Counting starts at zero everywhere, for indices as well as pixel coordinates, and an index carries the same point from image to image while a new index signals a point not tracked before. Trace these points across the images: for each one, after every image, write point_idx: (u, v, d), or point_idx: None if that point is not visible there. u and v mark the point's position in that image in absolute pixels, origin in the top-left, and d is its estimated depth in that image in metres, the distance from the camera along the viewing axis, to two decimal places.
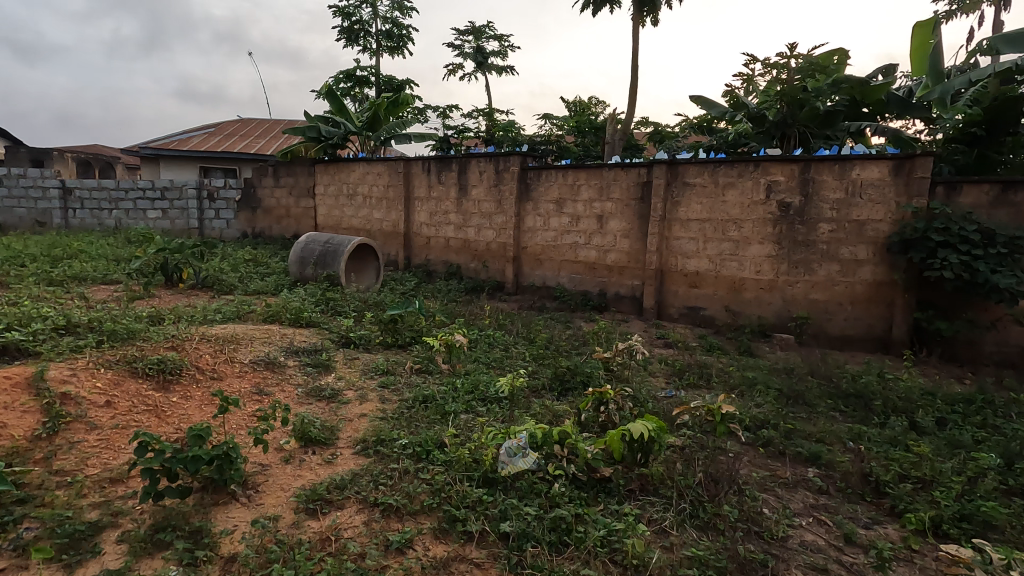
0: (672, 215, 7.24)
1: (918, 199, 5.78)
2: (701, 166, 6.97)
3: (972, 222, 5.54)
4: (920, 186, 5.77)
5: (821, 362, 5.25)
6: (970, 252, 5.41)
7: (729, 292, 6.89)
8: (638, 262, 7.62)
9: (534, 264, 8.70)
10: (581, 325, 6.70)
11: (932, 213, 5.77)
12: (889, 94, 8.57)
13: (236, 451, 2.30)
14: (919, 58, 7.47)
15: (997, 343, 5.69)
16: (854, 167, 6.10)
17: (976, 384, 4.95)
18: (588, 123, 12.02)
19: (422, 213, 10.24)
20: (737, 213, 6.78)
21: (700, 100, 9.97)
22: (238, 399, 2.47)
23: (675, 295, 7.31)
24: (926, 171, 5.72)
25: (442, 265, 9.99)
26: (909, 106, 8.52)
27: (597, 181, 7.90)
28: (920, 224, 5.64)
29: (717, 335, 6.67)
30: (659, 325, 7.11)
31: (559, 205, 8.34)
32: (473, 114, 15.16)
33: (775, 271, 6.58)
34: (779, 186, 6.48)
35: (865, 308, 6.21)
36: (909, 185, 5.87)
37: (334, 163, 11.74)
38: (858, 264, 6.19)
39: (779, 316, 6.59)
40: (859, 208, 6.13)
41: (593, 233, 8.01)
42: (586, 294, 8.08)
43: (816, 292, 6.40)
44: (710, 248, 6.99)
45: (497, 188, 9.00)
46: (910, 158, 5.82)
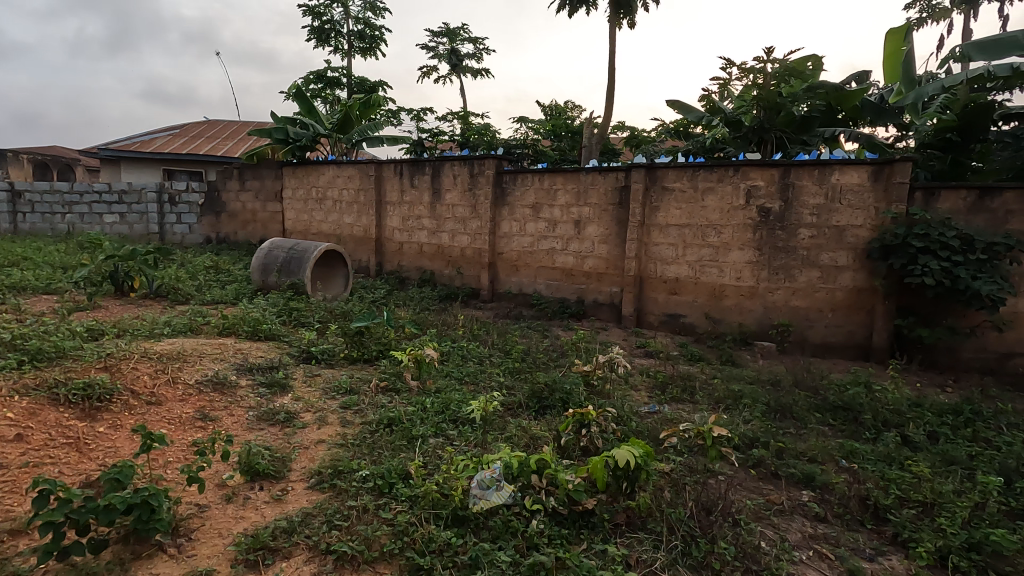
0: (651, 220, 7.07)
1: (898, 205, 5.71)
2: (680, 170, 6.83)
3: (951, 228, 5.48)
4: (899, 191, 5.70)
5: (805, 371, 5.11)
6: (950, 258, 5.34)
7: (709, 299, 6.74)
8: (616, 268, 7.43)
9: (510, 271, 8.45)
10: (559, 334, 6.47)
11: (911, 218, 5.71)
12: (863, 99, 8.58)
13: (160, 497, 1.97)
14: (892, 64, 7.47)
15: (976, 349, 5.65)
16: (834, 172, 6.01)
17: (960, 394, 4.86)
18: (564, 127, 11.86)
19: (394, 218, 9.91)
20: (717, 218, 6.65)
21: (677, 105, 9.88)
22: (165, 435, 2.12)
23: (655, 302, 7.13)
24: (904, 177, 5.65)
25: (415, 271, 9.67)
26: (882, 112, 8.53)
27: (574, 185, 7.70)
28: (900, 230, 5.57)
29: (697, 344, 6.51)
30: (638, 333, 6.92)
31: (535, 210, 8.12)
32: (447, 118, 14.87)
33: (755, 277, 6.45)
34: (759, 191, 6.36)
35: (845, 315, 6.12)
36: (888, 191, 5.80)
37: (303, 166, 11.32)
38: (838, 270, 6.10)
39: (760, 323, 6.46)
40: (839, 213, 6.05)
41: (570, 238, 7.81)
42: (564, 301, 7.86)
43: (797, 299, 6.29)
44: (690, 254, 6.84)
45: (472, 192, 8.73)
46: (889, 163, 5.74)
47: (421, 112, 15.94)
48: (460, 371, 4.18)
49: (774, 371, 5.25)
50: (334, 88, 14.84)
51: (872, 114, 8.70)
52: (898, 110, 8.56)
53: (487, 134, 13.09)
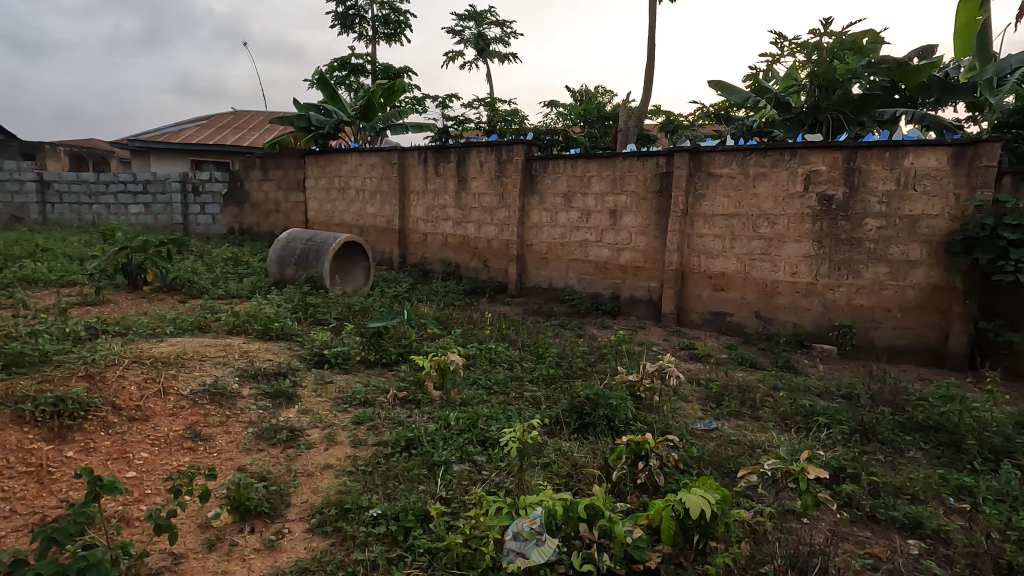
0: (695, 209, 6.48)
1: (984, 191, 5.01)
2: (728, 154, 6.21)
3: None
4: (986, 176, 4.99)
5: (877, 381, 4.50)
6: None
7: (759, 297, 6.14)
8: (655, 262, 6.86)
9: (539, 264, 7.95)
10: (595, 334, 5.97)
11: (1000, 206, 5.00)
12: (931, 76, 7.65)
13: (101, 568, 1.59)
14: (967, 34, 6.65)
15: None
16: (907, 154, 5.33)
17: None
18: (595, 112, 11.24)
19: (418, 208, 9.49)
20: (770, 207, 6.02)
21: (719, 86, 9.07)
22: (118, 484, 1.72)
23: (698, 299, 6.55)
24: (993, 159, 4.94)
25: (439, 264, 9.25)
26: (952, 89, 7.66)
27: (609, 172, 7.14)
28: (988, 220, 4.88)
29: (747, 346, 5.92)
30: (680, 333, 6.37)
31: (566, 199, 7.59)
32: (473, 104, 14.37)
33: (813, 273, 5.82)
34: (819, 176, 5.71)
35: (917, 316, 5.46)
36: (972, 175, 5.10)
37: (325, 155, 10.99)
38: (910, 266, 5.43)
39: (817, 324, 5.83)
40: (912, 201, 5.37)
41: (605, 230, 7.26)
42: (597, 297, 7.33)
43: (861, 297, 5.64)
44: (738, 247, 6.24)
45: (499, 181, 8.25)
46: (974, 144, 5.04)
47: (446, 99, 15.46)
48: (487, 380, 3.72)
49: (840, 380, 4.66)
50: (357, 75, 14.47)
51: (941, 92, 7.76)
52: (970, 87, 7.68)
53: (514, 121, 12.54)
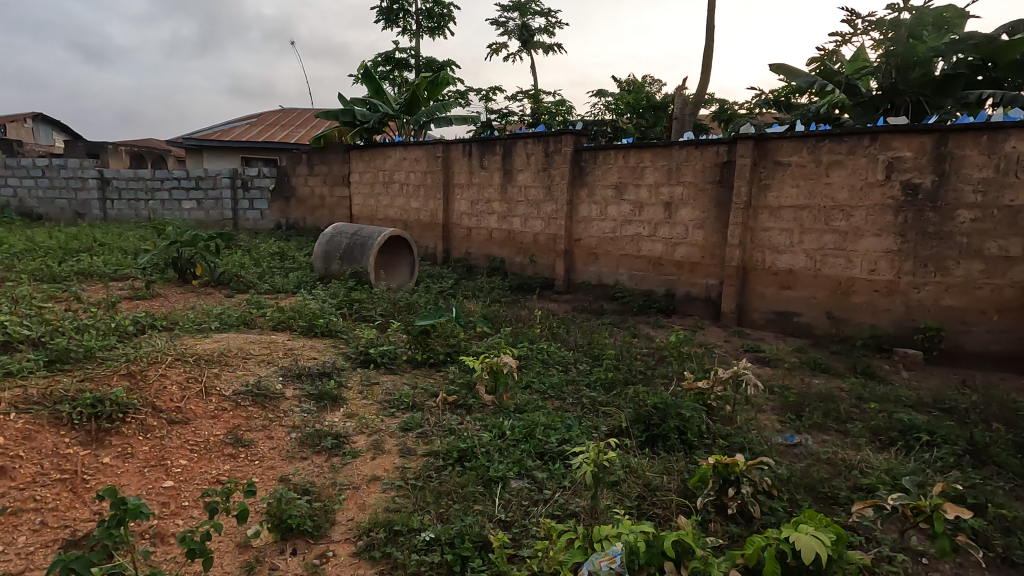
0: (759, 201, 6.03)
1: None
2: (797, 141, 5.73)
3: None
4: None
5: (977, 392, 4.00)
6: None
7: (832, 296, 5.65)
8: (714, 257, 6.44)
9: (587, 259, 7.64)
10: (650, 335, 5.63)
11: None
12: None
13: None
14: None
15: None
16: (1009, 137, 4.74)
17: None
18: (645, 101, 10.80)
19: (462, 202, 9.30)
20: (845, 198, 5.51)
21: (781, 70, 8.75)
22: (145, 509, 1.67)
23: (761, 298, 6.11)
24: None
25: (484, 259, 9.04)
26: None
27: (664, 162, 6.75)
28: None
29: (818, 349, 5.46)
30: (742, 334, 5.94)
31: (617, 191, 7.24)
32: (517, 97, 14.10)
33: (894, 270, 5.29)
34: (903, 163, 5.18)
35: (1018, 319, 4.87)
36: None
37: (370, 149, 10.94)
38: (1010, 263, 4.85)
39: (899, 326, 5.30)
40: (1014, 190, 4.78)
41: (659, 223, 6.88)
42: (650, 294, 6.96)
43: (951, 297, 5.08)
44: (808, 241, 5.76)
45: (547, 173, 7.96)
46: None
47: (489, 93, 15.26)
48: (542, 385, 3.47)
49: (932, 391, 4.18)
50: (401, 70, 14.41)
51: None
52: None
53: (560, 113, 12.20)
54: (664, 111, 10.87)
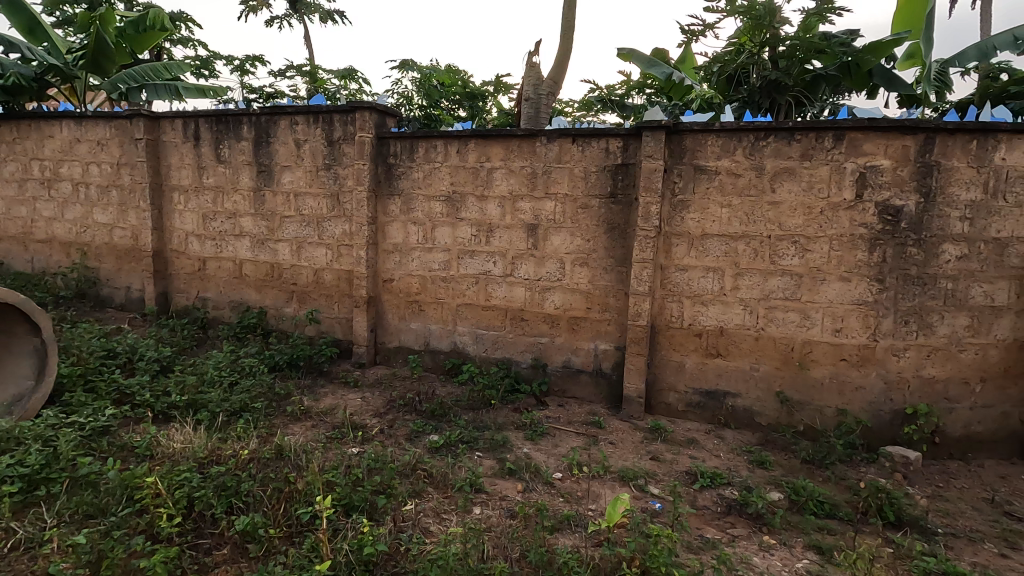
0: (672, 227, 3.99)
1: None
2: (728, 137, 3.81)
3: None
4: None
5: None
6: None
7: (781, 368, 3.86)
8: (605, 309, 4.24)
9: (405, 312, 4.86)
10: (542, 472, 3.17)
11: None
12: (881, 60, 5.74)
13: None
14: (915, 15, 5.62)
15: None
16: (999, 146, 3.53)
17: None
18: (461, 86, 8.43)
19: (188, 215, 5.68)
20: (798, 225, 3.73)
21: (631, 57, 7.20)
22: None
23: (679, 372, 4.09)
24: None
25: (229, 307, 5.58)
26: (893, 83, 5.90)
27: (523, 163, 4.35)
28: None
29: (781, 457, 3.60)
30: (664, 434, 3.83)
31: (450, 205, 4.60)
32: (284, 73, 10.51)
33: (870, 330, 3.67)
34: (879, 176, 3.56)
35: (998, 389, 3.79)
36: None
37: (12, 121, 6.41)
38: (995, 315, 3.69)
39: (876, 412, 3.72)
40: (1002, 218, 3.60)
41: (520, 257, 4.44)
42: (510, 368, 4.51)
43: (935, 365, 3.69)
44: (744, 288, 3.88)
45: (332, 172, 4.96)
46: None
47: (244, 66, 11.31)
48: None
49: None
50: None
51: (884, 81, 5.91)
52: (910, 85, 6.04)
53: (347, 92, 9.10)
54: (482, 101, 8.68)
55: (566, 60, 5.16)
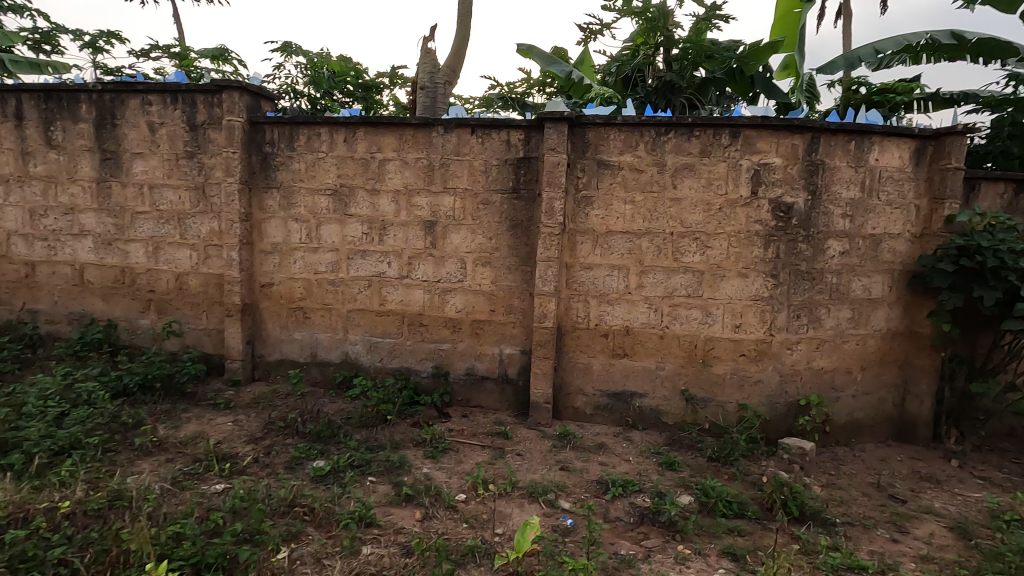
0: (576, 224, 3.84)
1: (955, 203, 3.78)
2: (630, 132, 3.72)
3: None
4: (955, 181, 3.79)
5: (985, 559, 2.57)
6: None
7: (685, 366, 3.83)
8: (510, 311, 3.99)
9: (287, 320, 4.31)
10: (444, 495, 2.84)
11: (963, 229, 3.78)
12: (762, 66, 5.96)
13: None
14: (789, 25, 5.97)
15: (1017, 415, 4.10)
16: (873, 147, 3.74)
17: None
18: (353, 75, 7.86)
19: (9, 210, 4.68)
20: (699, 221, 3.72)
21: (530, 53, 7.07)
22: None
23: (587, 374, 3.94)
24: (961, 159, 3.75)
25: (67, 320, 4.67)
26: (773, 90, 6.24)
27: (418, 155, 4.00)
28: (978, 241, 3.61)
29: (688, 456, 3.56)
30: (573, 440, 3.65)
31: (337, 200, 4.14)
32: (146, 52, 9.27)
33: (766, 325, 3.73)
34: (772, 173, 3.63)
35: (875, 376, 4.03)
36: (935, 181, 3.86)
37: None
38: (872, 307, 3.91)
39: (773, 405, 3.79)
40: (875, 215, 3.82)
41: (417, 257, 4.08)
42: (409, 378, 4.13)
43: (823, 357, 3.84)
44: (648, 285, 3.81)
45: (195, 161, 4.29)
46: (937, 138, 3.82)
47: (96, 42, 9.85)
48: None
49: (931, 567, 2.58)
50: None
51: (764, 88, 6.16)
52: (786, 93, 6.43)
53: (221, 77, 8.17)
54: (376, 93, 8.17)
55: (463, 48, 4.87)
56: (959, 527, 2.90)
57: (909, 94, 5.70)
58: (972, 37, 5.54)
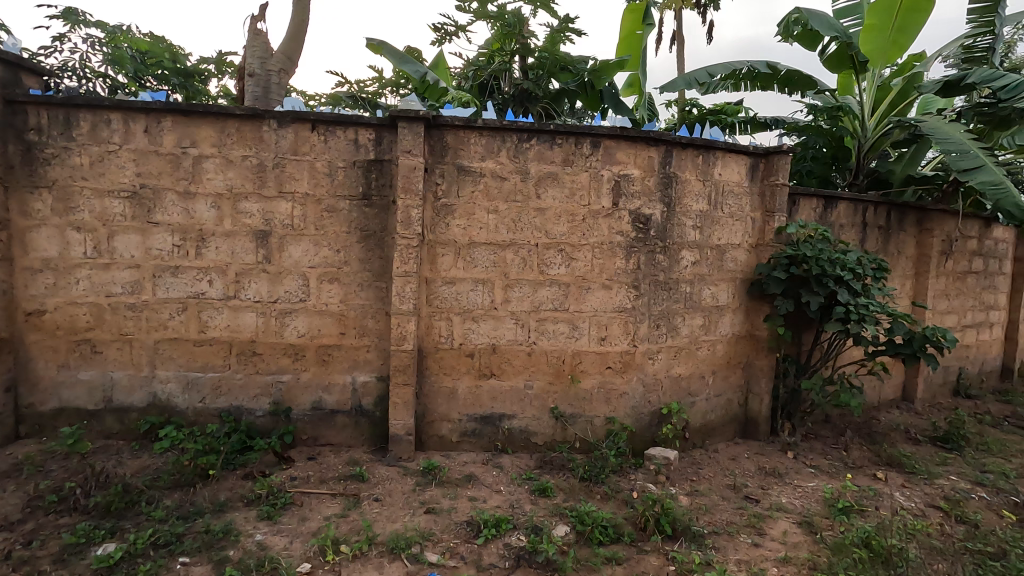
0: (436, 234, 3.49)
1: (783, 216, 4.13)
2: (491, 136, 3.48)
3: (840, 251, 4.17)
4: (782, 196, 4.14)
5: (831, 554, 2.72)
6: (856, 291, 3.99)
7: (554, 383, 3.68)
8: (363, 333, 3.52)
9: (68, 358, 3.36)
10: (282, 571, 2.31)
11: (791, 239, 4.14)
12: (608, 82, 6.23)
13: None
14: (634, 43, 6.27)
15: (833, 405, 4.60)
16: (717, 162, 3.93)
17: (953, 510, 3.43)
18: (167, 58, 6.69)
19: None
20: (563, 232, 3.59)
21: (381, 49, 6.59)
22: None
23: (452, 399, 3.61)
24: (786, 176, 4.11)
25: None
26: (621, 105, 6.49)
27: (245, 152, 3.36)
28: (804, 251, 3.96)
29: (560, 479, 3.39)
30: (438, 475, 3.28)
31: (137, 205, 3.32)
32: None
33: (629, 336, 3.72)
34: (631, 184, 3.63)
35: (724, 379, 4.25)
36: (766, 195, 4.19)
37: None
38: (720, 314, 4.11)
39: (638, 416, 3.79)
40: (720, 226, 4.02)
41: (246, 273, 3.42)
42: (240, 419, 3.45)
43: (681, 364, 3.95)
44: (514, 300, 3.59)
45: None
46: (766, 156, 4.14)
47: None
48: None
49: (790, 569, 2.67)
50: None
51: (612, 103, 6.44)
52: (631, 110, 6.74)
53: None
54: (199, 81, 7.05)
55: (302, 33, 4.28)
56: (806, 523, 3.08)
57: (734, 116, 6.28)
58: (782, 68, 6.28)
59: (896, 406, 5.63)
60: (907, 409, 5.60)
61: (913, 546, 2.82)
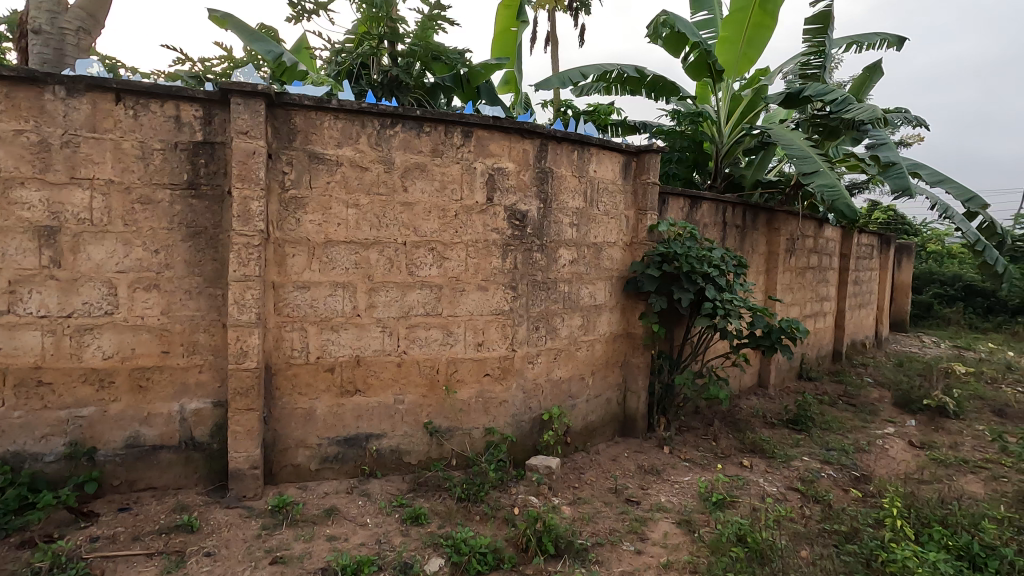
0: (285, 232, 3.00)
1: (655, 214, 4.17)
2: (348, 120, 3.06)
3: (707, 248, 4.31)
4: (653, 194, 4.17)
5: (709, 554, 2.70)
6: (722, 287, 4.13)
7: (427, 396, 3.34)
8: (193, 351, 2.92)
9: None
10: None
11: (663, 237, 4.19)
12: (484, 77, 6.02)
13: None
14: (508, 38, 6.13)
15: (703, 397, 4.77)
16: (592, 158, 3.85)
17: (809, 491, 3.64)
18: None
19: None
20: (433, 230, 3.27)
21: (227, 24, 5.78)
22: None
23: (308, 421, 3.13)
24: (656, 175, 4.15)
25: None
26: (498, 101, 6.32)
27: (19, 126, 2.62)
28: (675, 248, 4.01)
29: (435, 502, 3.06)
30: (291, 514, 2.80)
31: None
32: None
33: (507, 340, 3.50)
34: (505, 178, 3.41)
35: (603, 379, 4.19)
36: (638, 193, 4.20)
37: None
38: (598, 313, 4.05)
39: (518, 425, 3.58)
40: (596, 224, 3.95)
41: (25, 281, 2.67)
42: (21, 467, 2.69)
43: (561, 366, 3.81)
44: (380, 305, 3.20)
45: None
46: (638, 154, 4.15)
47: None
48: None
49: None
50: None
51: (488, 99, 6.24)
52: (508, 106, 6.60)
53: None
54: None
55: None
56: (684, 522, 3.06)
57: (607, 117, 6.38)
58: (649, 73, 6.49)
59: (754, 393, 6.05)
60: (763, 395, 6.04)
61: (781, 535, 2.89)
